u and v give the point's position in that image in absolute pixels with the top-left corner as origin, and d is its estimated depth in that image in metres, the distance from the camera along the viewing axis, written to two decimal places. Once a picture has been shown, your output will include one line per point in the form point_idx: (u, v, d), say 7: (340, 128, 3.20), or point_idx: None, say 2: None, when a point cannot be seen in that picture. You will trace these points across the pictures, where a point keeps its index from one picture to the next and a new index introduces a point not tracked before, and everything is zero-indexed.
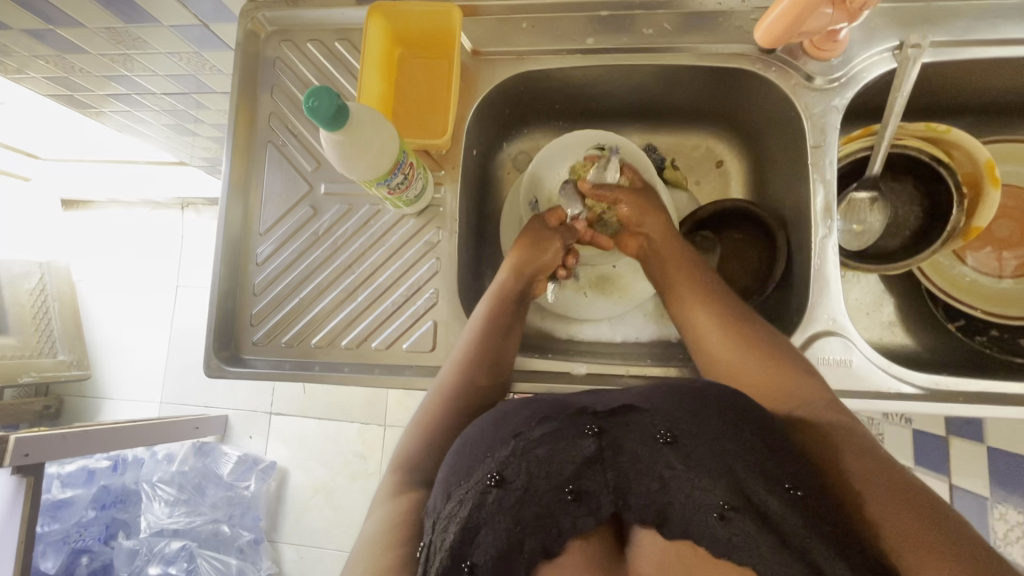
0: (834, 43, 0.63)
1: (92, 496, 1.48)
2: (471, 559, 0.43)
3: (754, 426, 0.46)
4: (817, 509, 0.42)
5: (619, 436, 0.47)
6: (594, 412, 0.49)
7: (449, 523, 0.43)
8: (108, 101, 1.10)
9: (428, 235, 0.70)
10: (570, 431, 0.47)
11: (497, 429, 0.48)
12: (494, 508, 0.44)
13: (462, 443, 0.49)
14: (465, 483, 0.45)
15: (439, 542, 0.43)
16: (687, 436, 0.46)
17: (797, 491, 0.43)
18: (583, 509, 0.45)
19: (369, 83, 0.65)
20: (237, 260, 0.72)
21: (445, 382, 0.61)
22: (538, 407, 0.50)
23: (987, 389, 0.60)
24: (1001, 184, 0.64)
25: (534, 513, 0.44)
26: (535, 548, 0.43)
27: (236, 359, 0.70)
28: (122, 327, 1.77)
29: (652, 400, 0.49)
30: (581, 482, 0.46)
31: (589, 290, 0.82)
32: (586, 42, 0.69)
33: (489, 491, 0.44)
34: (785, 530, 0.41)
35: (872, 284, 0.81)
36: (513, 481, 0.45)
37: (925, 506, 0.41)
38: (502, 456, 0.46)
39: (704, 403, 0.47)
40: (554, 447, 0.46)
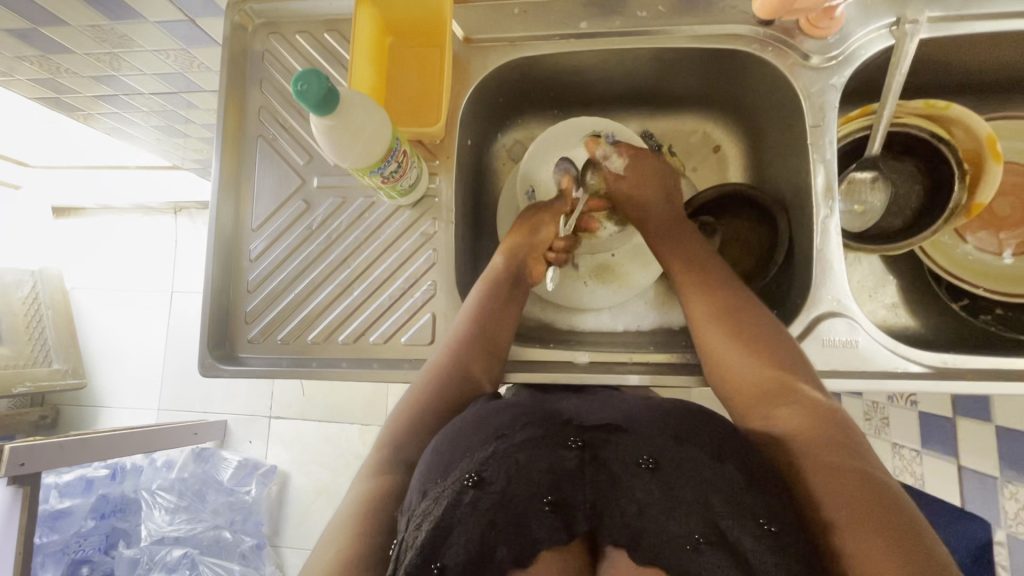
0: (831, 21, 0.63)
1: (92, 505, 1.46)
2: (441, 560, 0.40)
3: (736, 457, 0.45)
4: (791, 545, 0.40)
5: (600, 453, 0.47)
6: (580, 426, 0.50)
7: (422, 521, 0.42)
8: (96, 103, 1.08)
9: (424, 227, 0.69)
10: (553, 443, 0.47)
11: (478, 432, 0.48)
12: (469, 509, 0.42)
13: (442, 441, 0.48)
14: (441, 481, 0.44)
15: (409, 541, 0.41)
16: (668, 462, 0.45)
17: (772, 527, 0.41)
18: (558, 524, 0.44)
19: (360, 72, 0.64)
20: (230, 257, 0.71)
21: (445, 367, 0.60)
22: (524, 417, 0.50)
23: (994, 365, 0.59)
24: (1002, 159, 0.63)
25: (509, 519, 0.43)
26: (507, 558, 0.41)
27: (231, 358, 0.68)
28: (118, 334, 1.75)
29: (638, 423, 0.50)
30: (560, 495, 0.45)
31: (589, 280, 0.80)
32: (579, 26, 0.68)
33: (467, 491, 0.43)
34: (753, 563, 0.39)
35: (874, 267, 0.80)
36: (492, 483, 0.44)
37: (905, 538, 0.38)
38: (482, 457, 0.45)
39: (689, 431, 0.47)
40: (535, 455, 0.46)
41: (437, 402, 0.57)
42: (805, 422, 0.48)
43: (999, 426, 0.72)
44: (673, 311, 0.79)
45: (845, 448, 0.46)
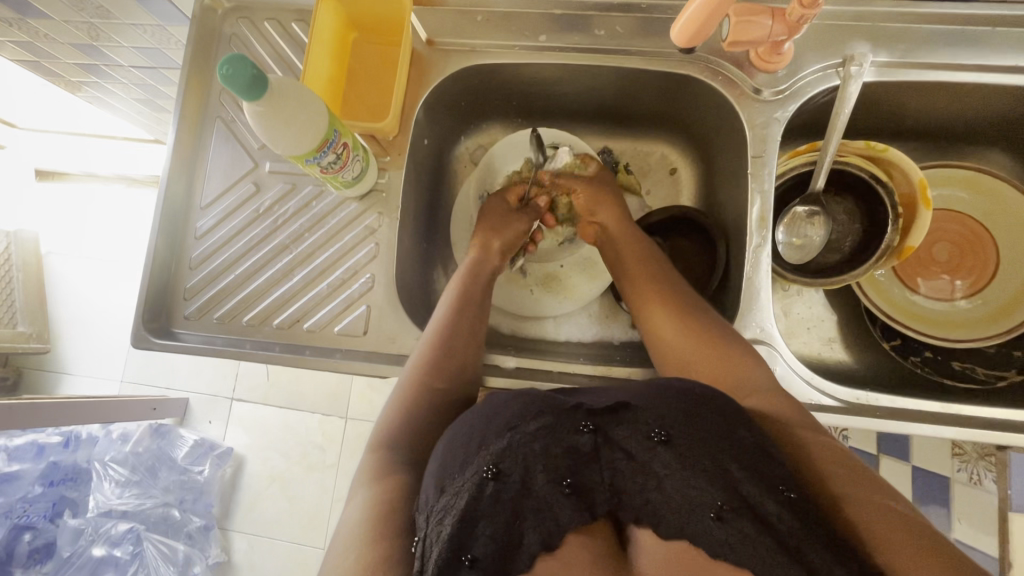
0: (779, 56, 0.65)
1: (41, 471, 1.44)
2: (470, 552, 0.42)
3: (750, 428, 0.46)
4: (810, 512, 0.42)
5: (613, 433, 0.46)
6: (590, 408, 0.47)
7: (445, 515, 0.43)
8: (77, 71, 1.09)
9: (369, 220, 0.70)
10: (563, 428, 0.46)
11: (490, 422, 0.47)
12: (491, 500, 0.44)
13: (455, 434, 0.49)
14: (460, 476, 0.44)
15: (434, 535, 0.43)
16: (681, 435, 0.45)
17: (789, 493, 0.43)
18: (579, 504, 0.44)
19: (316, 62, 0.65)
20: (176, 232, 0.71)
21: (423, 358, 0.60)
22: (529, 401, 0.48)
23: (905, 406, 0.61)
24: (932, 205, 0.65)
25: (532, 506, 0.44)
26: (535, 542, 0.43)
27: (166, 333, 0.69)
28: (86, 303, 1.75)
29: (647, 399, 0.48)
30: (579, 476, 0.45)
31: (536, 288, 0.81)
32: (538, 39, 0.70)
33: (487, 483, 0.44)
34: (782, 530, 0.41)
35: (816, 301, 0.81)
36: (511, 474, 0.44)
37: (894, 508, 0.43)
38: (498, 448, 0.45)
39: (698, 405, 0.47)
40: (551, 442, 0.45)
41: (414, 400, 0.57)
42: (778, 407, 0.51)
43: (916, 466, 0.75)
44: (615, 326, 0.80)
45: (827, 436, 0.49)
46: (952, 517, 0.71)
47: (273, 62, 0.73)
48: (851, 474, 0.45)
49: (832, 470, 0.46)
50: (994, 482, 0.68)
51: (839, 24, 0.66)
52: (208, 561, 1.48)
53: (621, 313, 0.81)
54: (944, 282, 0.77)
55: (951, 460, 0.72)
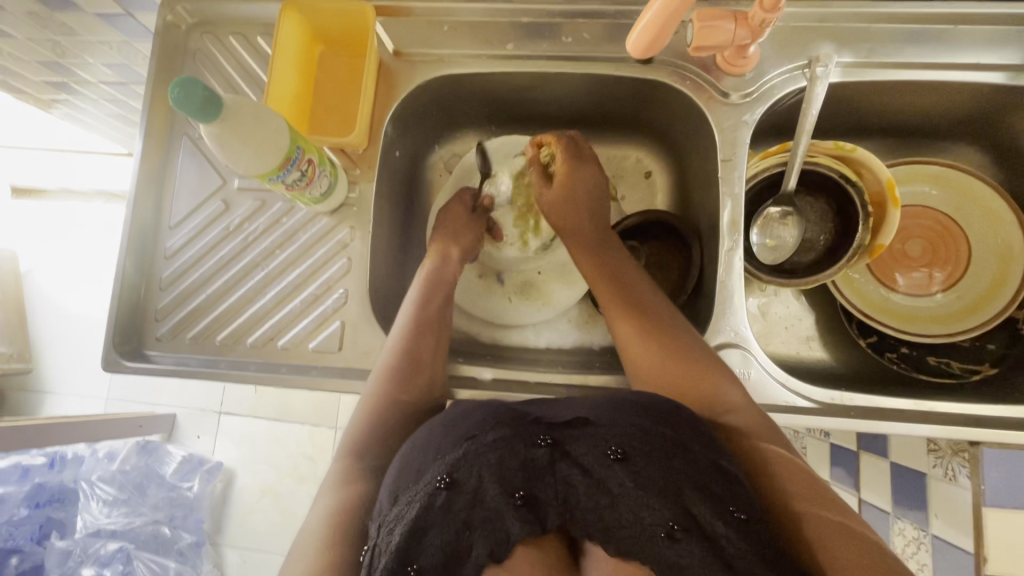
0: (745, 59, 0.65)
1: (26, 494, 1.42)
2: (417, 563, 0.43)
3: (705, 446, 0.47)
4: (759, 533, 0.43)
5: (570, 448, 0.47)
6: (549, 422, 0.49)
7: (396, 524, 0.44)
8: (47, 88, 1.07)
9: (341, 235, 0.70)
10: (521, 440, 0.47)
11: (448, 434, 0.48)
12: (442, 511, 0.44)
13: (414, 443, 0.50)
14: (414, 485, 0.45)
15: (382, 545, 0.43)
16: (637, 454, 0.46)
17: (741, 514, 0.44)
18: (529, 517, 0.45)
19: (281, 77, 0.65)
20: (144, 252, 0.70)
21: (390, 366, 0.61)
22: (490, 413, 0.50)
23: (879, 404, 0.61)
24: (900, 205, 0.66)
25: (483, 517, 0.45)
26: (483, 553, 0.44)
27: (138, 355, 0.68)
28: (68, 320, 1.73)
29: (605, 414, 0.49)
30: (532, 490, 0.46)
31: (513, 296, 0.81)
32: (506, 47, 0.70)
33: (439, 493, 0.44)
34: (730, 552, 0.42)
35: (793, 300, 0.81)
36: (465, 483, 0.45)
37: (843, 527, 0.44)
38: (453, 459, 0.46)
39: (655, 422, 0.47)
40: (506, 453, 0.46)
41: (381, 413, 0.59)
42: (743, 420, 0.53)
43: (894, 462, 0.75)
44: (595, 331, 0.79)
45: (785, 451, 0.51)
46: (929, 512, 0.71)
47: (239, 78, 0.72)
48: (802, 492, 0.47)
49: (786, 484, 0.48)
50: (969, 478, 0.67)
51: (804, 25, 0.66)
52: None
53: (599, 318, 0.80)
54: (919, 276, 0.77)
55: (927, 456, 0.72)
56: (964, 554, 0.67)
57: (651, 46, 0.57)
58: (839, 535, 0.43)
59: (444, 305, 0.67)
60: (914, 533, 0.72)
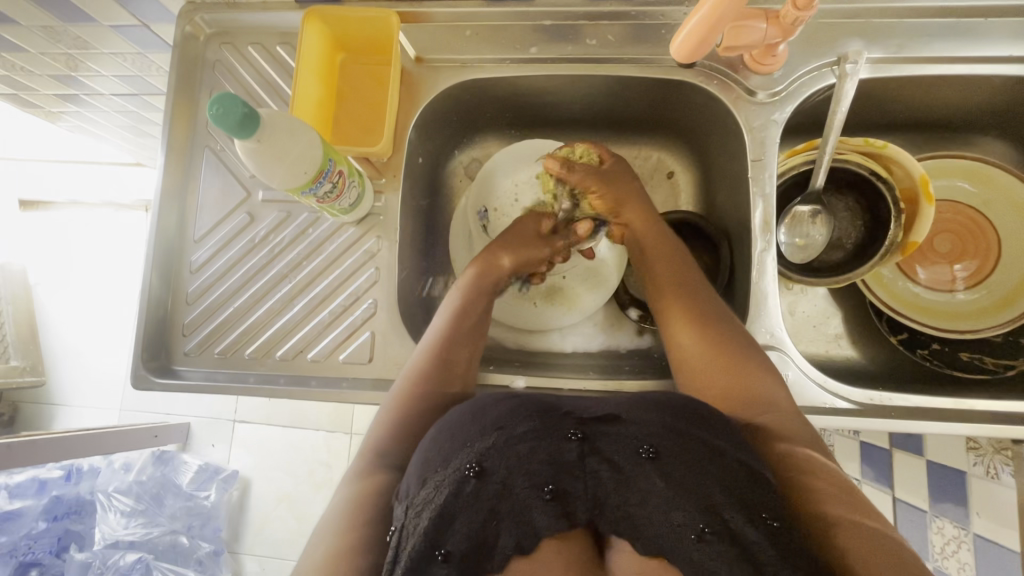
0: (774, 58, 0.64)
1: (43, 507, 1.41)
2: (444, 547, 0.42)
3: (736, 445, 0.46)
4: (790, 543, 0.42)
5: (600, 444, 0.47)
6: (580, 417, 0.48)
7: (423, 509, 0.43)
8: (58, 101, 1.06)
9: (367, 244, 0.69)
10: (552, 434, 0.46)
11: (476, 422, 0.47)
12: (470, 498, 0.44)
13: (441, 429, 0.49)
14: (442, 469, 0.45)
15: (411, 527, 0.43)
16: (669, 453, 0.45)
17: (773, 521, 0.42)
18: (558, 511, 0.44)
19: (305, 87, 0.64)
20: (170, 266, 0.70)
21: (422, 371, 0.60)
22: (521, 404, 0.49)
23: (919, 403, 0.60)
24: (934, 200, 0.65)
25: (510, 507, 0.44)
26: (509, 544, 0.43)
27: (166, 370, 0.67)
28: (80, 331, 1.72)
29: (636, 412, 0.48)
30: (560, 484, 0.45)
31: (539, 300, 0.79)
32: (529, 51, 0.69)
33: (468, 481, 0.44)
34: (761, 558, 0.40)
35: (820, 298, 0.80)
36: (493, 473, 0.44)
37: (873, 534, 0.43)
38: (482, 448, 0.45)
39: (687, 423, 0.47)
40: (536, 446, 0.46)
41: (414, 412, 0.57)
42: (771, 419, 0.52)
43: (930, 460, 0.74)
44: (621, 335, 0.80)
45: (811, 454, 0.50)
46: (971, 512, 0.70)
47: (260, 88, 0.72)
48: (827, 494, 0.46)
49: (813, 488, 0.47)
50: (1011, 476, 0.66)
51: (831, 22, 0.65)
52: None
53: (626, 321, 0.81)
54: (944, 272, 0.77)
55: (966, 454, 0.71)
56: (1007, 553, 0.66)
57: (694, 52, 0.57)
58: (874, 553, 0.42)
59: (481, 315, 0.67)
60: (953, 532, 0.72)
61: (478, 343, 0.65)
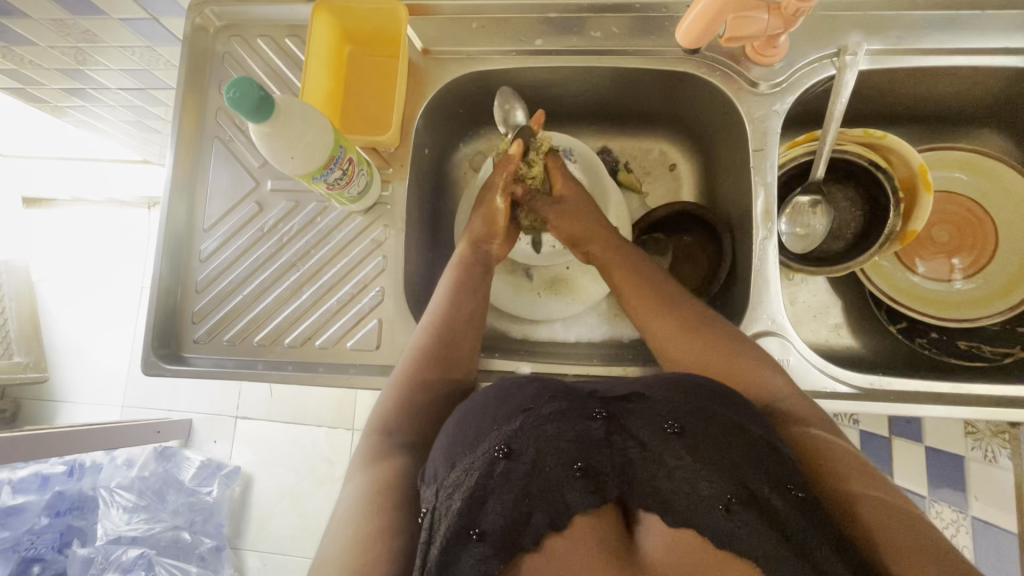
0: (774, 49, 0.65)
1: (46, 502, 1.41)
2: (478, 527, 0.43)
3: (759, 423, 0.47)
4: (817, 514, 0.43)
5: (625, 421, 0.47)
6: (603, 396, 0.48)
7: (455, 490, 0.44)
8: (64, 95, 1.07)
9: (375, 233, 0.70)
10: (577, 414, 0.46)
11: (503, 404, 0.48)
12: (501, 479, 0.44)
13: (466, 413, 0.49)
14: (471, 453, 0.45)
15: (444, 509, 0.44)
16: (694, 429, 0.45)
17: (798, 492, 0.44)
18: (590, 488, 0.44)
19: (314, 78, 0.65)
20: (179, 255, 0.71)
21: (426, 351, 0.60)
22: (545, 386, 0.49)
23: (918, 388, 0.61)
24: (933, 189, 0.66)
25: (541, 487, 0.44)
26: (542, 522, 0.43)
27: (176, 358, 0.68)
28: (83, 328, 1.72)
29: (659, 391, 0.48)
30: (589, 461, 0.45)
31: (543, 291, 0.81)
32: (535, 43, 0.71)
33: (498, 462, 0.44)
34: (788, 526, 0.42)
35: (820, 288, 0.82)
36: (523, 454, 0.44)
37: (901, 510, 0.44)
38: (511, 429, 0.45)
39: (711, 402, 0.47)
40: (563, 426, 0.45)
41: (422, 397, 0.57)
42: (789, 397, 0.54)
43: (929, 447, 0.76)
44: (624, 324, 0.81)
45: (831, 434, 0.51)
46: (968, 495, 0.71)
47: (269, 80, 0.72)
48: (850, 468, 0.47)
49: (838, 463, 0.48)
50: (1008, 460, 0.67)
51: (831, 15, 0.67)
52: None
53: None
54: (942, 262, 0.78)
55: (964, 439, 0.72)
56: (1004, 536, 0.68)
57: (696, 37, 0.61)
58: (898, 529, 0.43)
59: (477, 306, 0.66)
60: (952, 517, 0.73)
61: (478, 329, 0.64)
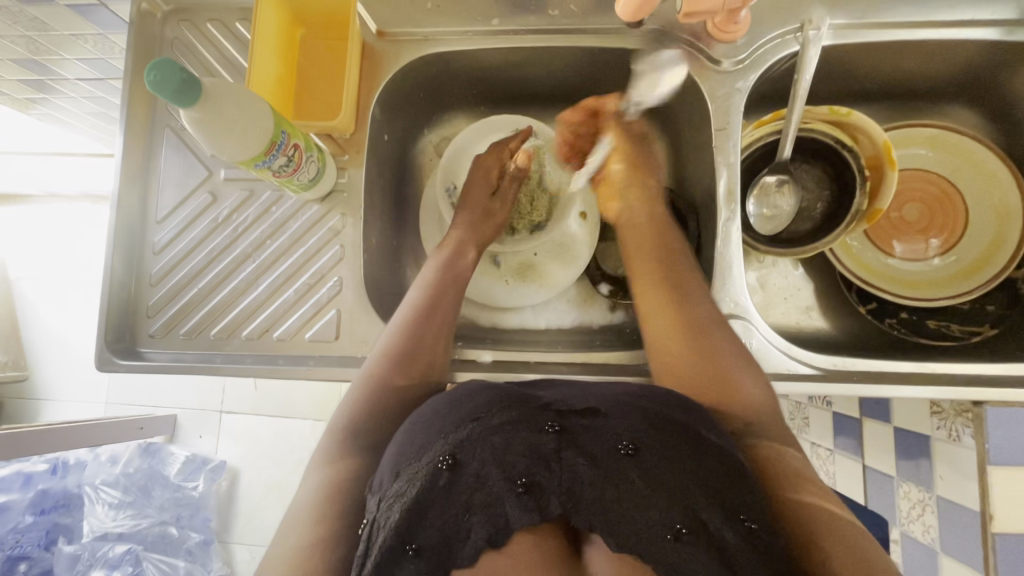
0: (736, 25, 0.64)
1: (30, 501, 1.39)
2: (416, 542, 0.41)
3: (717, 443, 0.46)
4: (767, 545, 0.42)
5: (578, 437, 0.45)
6: (559, 409, 0.47)
7: (395, 501, 0.42)
8: (24, 88, 1.04)
9: (332, 222, 0.68)
10: (529, 426, 0.45)
11: (453, 412, 0.47)
12: (444, 490, 0.43)
13: (415, 421, 0.48)
14: (415, 462, 0.44)
15: (383, 520, 0.42)
16: (649, 449, 0.44)
17: (751, 523, 0.42)
18: (531, 505, 0.42)
19: (263, 62, 0.63)
20: (132, 249, 0.69)
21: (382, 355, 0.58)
22: (498, 395, 0.48)
23: (881, 367, 0.61)
24: (897, 165, 0.65)
25: (483, 501, 0.43)
26: (481, 539, 0.42)
27: (131, 352, 0.67)
28: (63, 325, 1.71)
29: (618, 408, 0.47)
30: (535, 476, 0.43)
31: (510, 278, 0.79)
32: (492, 23, 0.69)
33: (441, 473, 0.43)
34: (734, 561, 0.40)
35: (791, 270, 0.81)
36: (467, 465, 0.43)
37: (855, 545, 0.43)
38: (457, 439, 0.44)
39: (669, 420, 0.46)
40: (510, 438, 0.44)
41: (375, 396, 0.56)
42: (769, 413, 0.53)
43: (897, 427, 0.75)
44: (594, 310, 0.80)
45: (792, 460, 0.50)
46: (936, 475, 0.71)
47: (221, 66, 0.70)
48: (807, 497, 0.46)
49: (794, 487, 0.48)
50: (973, 437, 0.67)
51: None
52: None
53: (598, 296, 0.80)
54: (915, 243, 0.77)
55: (929, 419, 0.72)
56: (970, 513, 0.68)
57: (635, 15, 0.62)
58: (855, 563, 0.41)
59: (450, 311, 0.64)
60: (919, 496, 0.73)
61: (449, 334, 0.63)
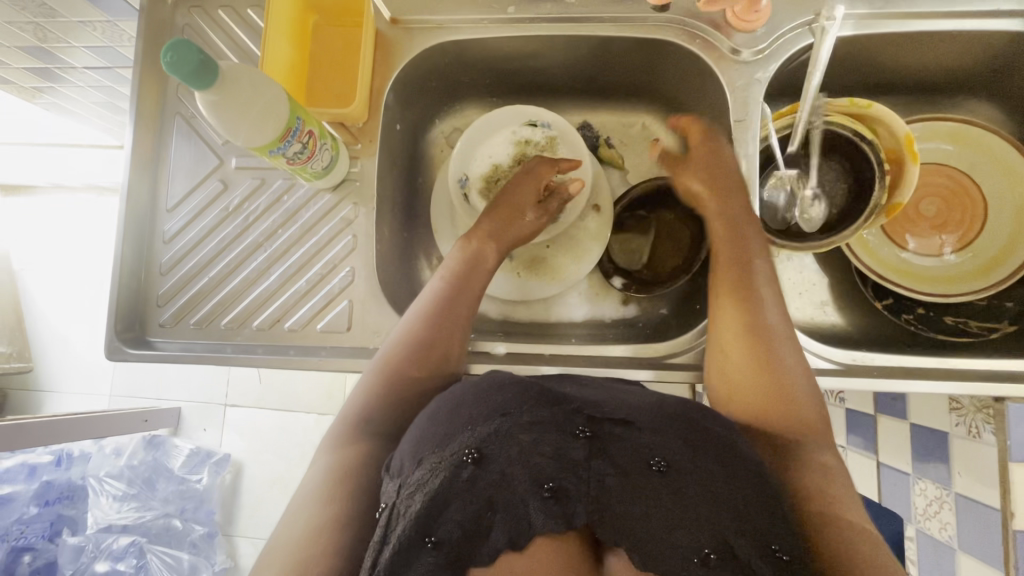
0: (755, 14, 0.63)
1: (35, 492, 1.37)
2: (434, 535, 0.41)
3: (750, 463, 0.45)
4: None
5: (609, 446, 0.44)
6: (591, 415, 0.46)
7: (416, 490, 0.41)
8: (31, 77, 1.03)
9: (344, 212, 0.68)
10: (561, 430, 0.44)
11: (480, 403, 0.45)
12: (466, 485, 0.41)
13: (439, 411, 0.47)
14: (439, 452, 0.42)
15: (402, 508, 0.41)
16: (681, 467, 0.43)
17: (782, 554, 0.42)
18: (555, 511, 0.41)
19: (276, 48, 0.62)
20: (143, 237, 0.69)
21: (400, 347, 0.57)
22: (529, 391, 0.46)
23: (901, 361, 0.60)
24: (919, 159, 0.65)
25: (505, 500, 0.42)
26: (501, 539, 0.41)
27: (141, 341, 0.66)
28: (67, 317, 1.70)
29: (652, 420, 0.46)
30: (562, 482, 0.42)
31: (522, 272, 0.78)
32: (508, 11, 0.68)
33: (466, 467, 0.42)
34: None
35: (806, 265, 0.80)
36: (493, 461, 0.42)
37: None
38: (484, 433, 0.43)
39: (703, 439, 0.45)
40: (540, 437, 0.43)
41: (390, 387, 0.55)
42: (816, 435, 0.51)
43: (913, 423, 0.75)
44: (606, 303, 0.79)
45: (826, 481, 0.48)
46: (952, 472, 0.71)
47: (231, 53, 0.69)
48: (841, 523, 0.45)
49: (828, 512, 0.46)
50: (993, 434, 0.66)
51: None
52: (214, 568, 1.46)
53: (611, 289, 0.79)
54: (933, 238, 0.75)
55: (949, 415, 0.71)
56: (988, 511, 0.67)
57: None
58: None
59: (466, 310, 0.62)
60: (935, 493, 0.73)
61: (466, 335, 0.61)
